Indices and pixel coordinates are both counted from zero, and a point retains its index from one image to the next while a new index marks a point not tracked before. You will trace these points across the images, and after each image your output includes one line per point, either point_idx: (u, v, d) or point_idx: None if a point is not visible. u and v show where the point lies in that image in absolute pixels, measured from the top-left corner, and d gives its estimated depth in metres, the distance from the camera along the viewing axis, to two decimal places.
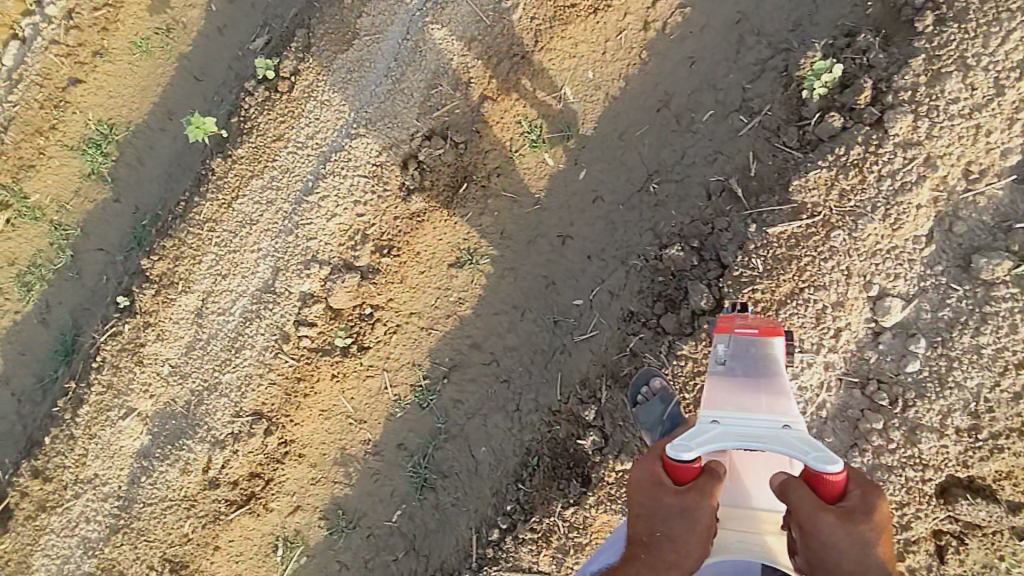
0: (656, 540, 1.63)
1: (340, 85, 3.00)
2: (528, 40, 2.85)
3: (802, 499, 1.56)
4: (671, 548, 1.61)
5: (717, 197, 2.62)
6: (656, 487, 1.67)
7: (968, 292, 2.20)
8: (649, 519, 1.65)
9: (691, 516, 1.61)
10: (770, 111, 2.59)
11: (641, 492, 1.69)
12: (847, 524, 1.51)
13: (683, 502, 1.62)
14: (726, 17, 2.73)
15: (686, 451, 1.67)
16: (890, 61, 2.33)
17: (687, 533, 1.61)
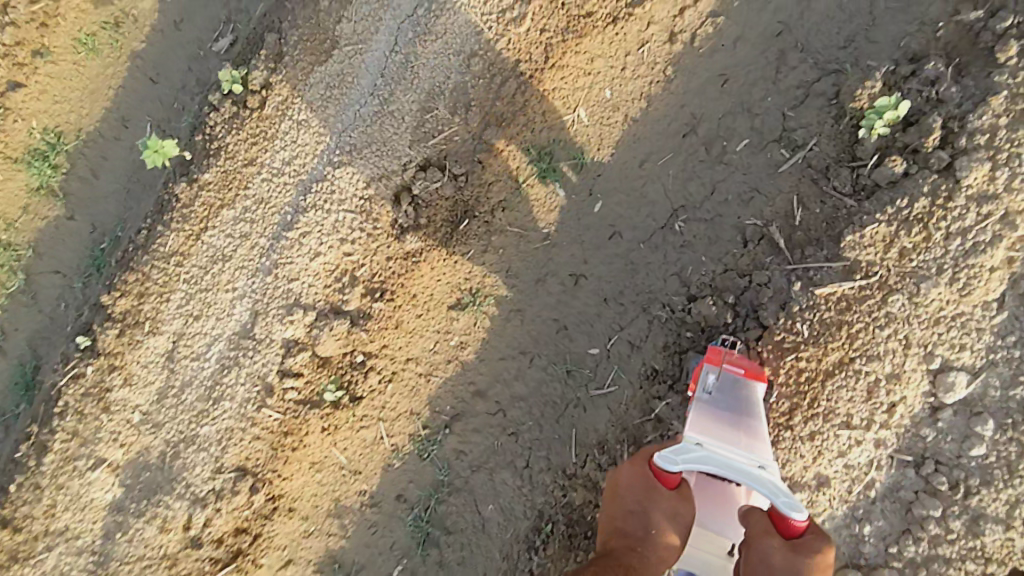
0: (647, 536, 1.81)
1: (318, 104, 2.62)
2: (537, 55, 2.49)
3: (757, 523, 1.79)
4: (659, 544, 1.80)
5: (754, 244, 2.32)
6: (652, 489, 1.85)
7: None
8: (643, 515, 1.83)
9: (678, 516, 1.82)
10: (817, 145, 2.28)
11: (637, 493, 1.87)
12: (791, 554, 1.72)
13: (677, 504, 1.83)
14: (765, 29, 2.37)
15: (673, 463, 1.81)
16: (965, 95, 2.06)
17: (673, 532, 1.81)
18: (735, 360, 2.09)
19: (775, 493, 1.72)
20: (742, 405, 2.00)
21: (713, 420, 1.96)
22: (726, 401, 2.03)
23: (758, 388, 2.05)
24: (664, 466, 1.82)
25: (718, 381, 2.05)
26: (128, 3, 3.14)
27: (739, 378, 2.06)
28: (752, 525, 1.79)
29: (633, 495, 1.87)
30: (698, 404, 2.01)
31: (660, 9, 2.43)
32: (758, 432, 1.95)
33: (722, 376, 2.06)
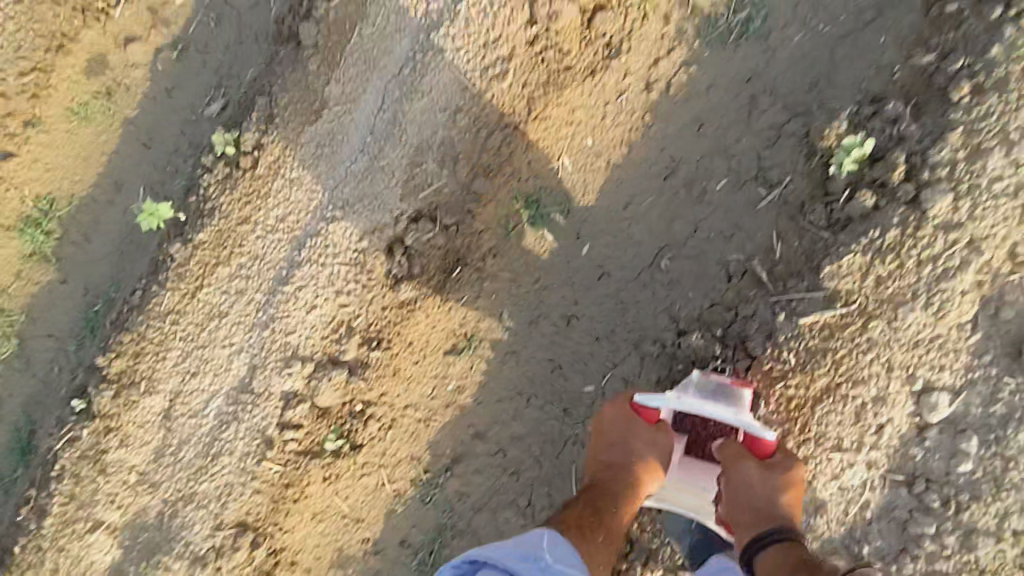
0: (628, 462, 2.13)
1: (311, 161, 2.71)
2: (521, 109, 2.62)
3: (733, 449, 2.08)
4: (639, 468, 2.12)
5: (738, 278, 2.42)
6: (630, 424, 2.18)
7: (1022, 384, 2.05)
8: (625, 446, 2.15)
9: (655, 443, 2.15)
10: (791, 182, 2.39)
11: (620, 429, 2.19)
12: (764, 471, 1.99)
13: (654, 436, 2.16)
14: (736, 74, 2.52)
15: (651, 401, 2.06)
16: (925, 132, 2.15)
17: (651, 456, 2.14)
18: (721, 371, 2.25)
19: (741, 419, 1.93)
20: (726, 391, 2.14)
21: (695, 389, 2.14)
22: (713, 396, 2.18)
23: (745, 391, 2.14)
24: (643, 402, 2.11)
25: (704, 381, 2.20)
26: (120, 71, 3.21)
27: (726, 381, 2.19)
28: (729, 451, 2.08)
29: (616, 431, 2.20)
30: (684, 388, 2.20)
31: (636, 61, 2.58)
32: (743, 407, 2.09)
33: (708, 378, 2.20)
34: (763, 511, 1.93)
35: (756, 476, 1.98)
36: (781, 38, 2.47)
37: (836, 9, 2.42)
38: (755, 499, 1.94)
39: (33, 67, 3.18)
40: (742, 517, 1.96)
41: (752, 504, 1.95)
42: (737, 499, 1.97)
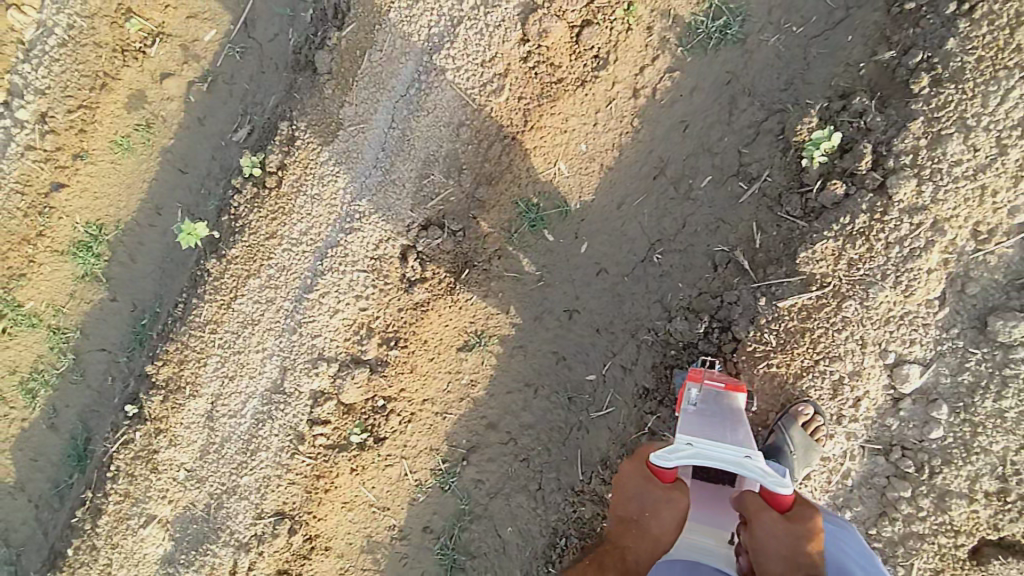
0: (639, 517, 2.11)
1: (329, 179, 2.97)
2: (517, 120, 2.83)
3: (753, 500, 1.96)
4: (650, 527, 2.10)
5: (723, 267, 2.60)
6: (646, 481, 2.12)
7: (987, 355, 2.19)
8: (639, 503, 2.12)
9: (669, 503, 2.06)
10: (769, 176, 2.56)
11: (637, 483, 2.14)
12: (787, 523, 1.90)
13: (666, 494, 2.06)
14: (717, 78, 2.71)
15: (668, 459, 1.95)
16: (889, 123, 2.31)
17: (663, 517, 2.07)
18: (714, 377, 2.31)
19: (758, 472, 1.86)
20: (726, 411, 2.18)
21: (701, 425, 2.07)
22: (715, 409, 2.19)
23: (740, 398, 2.23)
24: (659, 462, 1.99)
25: (703, 395, 2.24)
26: (157, 105, 3.53)
27: (721, 390, 2.25)
28: (749, 502, 1.97)
29: (632, 485, 2.16)
30: (688, 414, 2.16)
31: (623, 70, 2.78)
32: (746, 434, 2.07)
33: (705, 390, 2.26)
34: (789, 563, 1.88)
35: (783, 530, 1.89)
36: (757, 41, 2.65)
37: (807, 12, 2.61)
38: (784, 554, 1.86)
39: (81, 105, 3.53)
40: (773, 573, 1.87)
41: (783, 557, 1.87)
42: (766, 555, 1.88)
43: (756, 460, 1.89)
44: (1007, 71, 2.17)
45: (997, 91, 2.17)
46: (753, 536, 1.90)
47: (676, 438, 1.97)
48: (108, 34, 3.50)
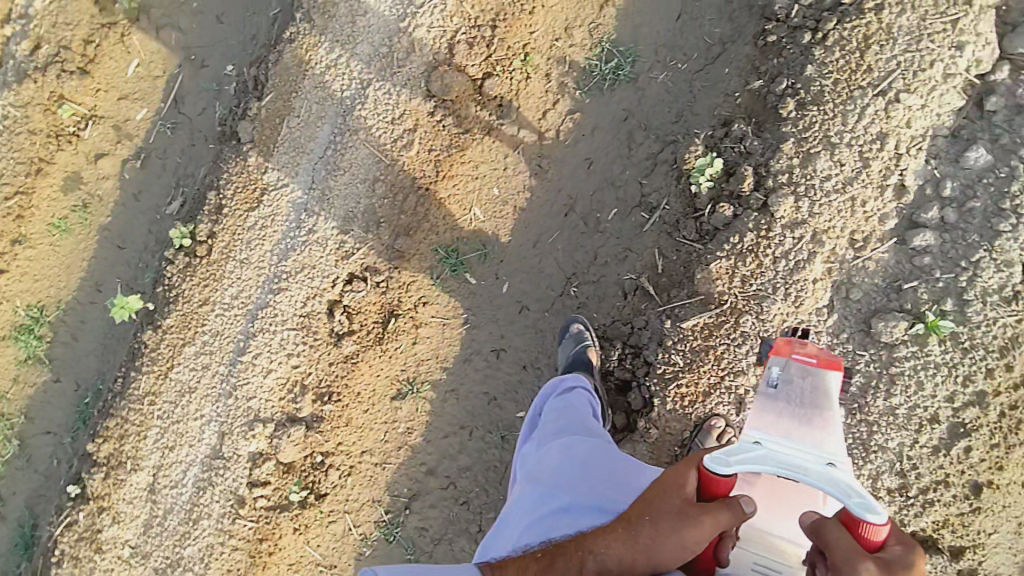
0: (638, 521, 1.64)
1: (256, 243, 3.05)
2: (428, 171, 2.96)
3: (841, 544, 1.41)
4: (643, 534, 1.60)
5: (632, 294, 2.72)
6: (673, 487, 1.64)
7: (874, 355, 2.38)
8: (650, 504, 1.66)
9: (680, 528, 1.54)
10: (668, 204, 2.73)
11: (662, 482, 1.68)
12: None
13: (683, 509, 1.57)
14: (614, 117, 2.91)
15: (723, 466, 1.54)
16: (766, 146, 2.54)
17: (666, 536, 1.55)
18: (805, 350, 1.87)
19: (842, 492, 1.45)
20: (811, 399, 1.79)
21: (772, 417, 1.71)
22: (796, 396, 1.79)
23: (835, 378, 1.80)
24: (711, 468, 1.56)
25: (785, 375, 1.82)
26: (93, 185, 3.61)
27: (811, 369, 1.82)
28: (832, 545, 1.41)
29: (657, 486, 1.70)
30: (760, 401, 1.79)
31: (526, 116, 2.95)
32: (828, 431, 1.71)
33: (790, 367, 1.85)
34: None
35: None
36: (647, 79, 2.88)
37: (689, 50, 2.86)
38: None
39: (17, 191, 3.61)
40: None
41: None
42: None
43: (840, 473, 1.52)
44: (861, 91, 2.42)
45: (854, 109, 2.41)
46: None
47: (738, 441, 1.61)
48: (42, 121, 3.61)
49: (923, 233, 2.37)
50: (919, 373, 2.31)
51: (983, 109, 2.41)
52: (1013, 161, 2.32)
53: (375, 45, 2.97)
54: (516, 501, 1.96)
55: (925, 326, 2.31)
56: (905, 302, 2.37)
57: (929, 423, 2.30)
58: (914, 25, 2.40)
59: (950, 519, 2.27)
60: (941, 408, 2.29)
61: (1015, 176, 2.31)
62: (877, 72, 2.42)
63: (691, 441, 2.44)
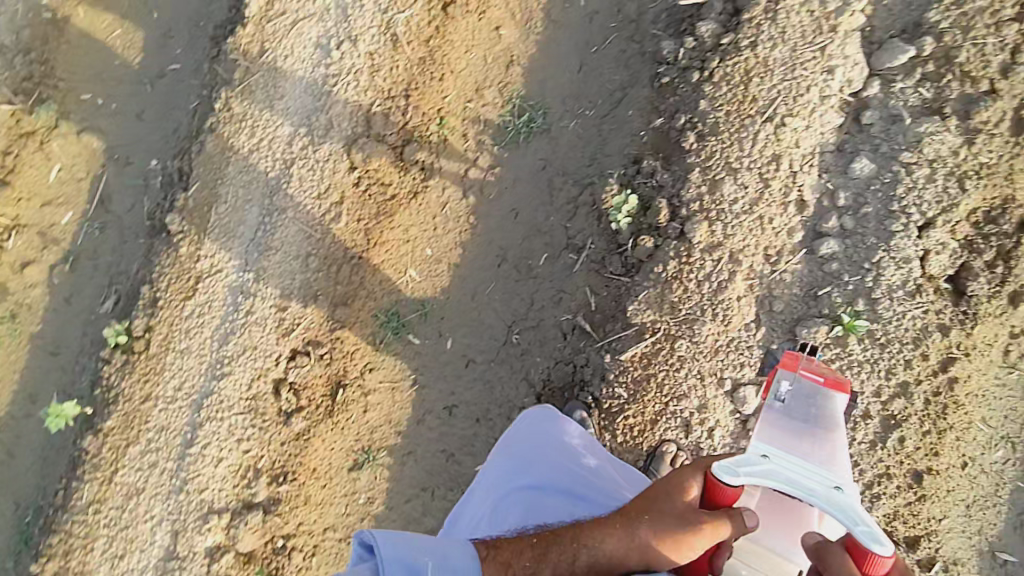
0: (642, 519, 1.85)
1: (194, 332, 3.03)
2: (360, 240, 3.02)
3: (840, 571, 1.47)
4: (644, 530, 1.83)
5: (571, 334, 2.81)
6: (676, 493, 1.79)
7: None
8: (658, 502, 1.84)
9: (677, 533, 1.71)
10: (592, 243, 2.84)
11: (669, 484, 1.83)
12: None
13: (684, 516, 1.73)
14: (533, 167, 3.05)
15: (731, 475, 1.60)
16: (675, 178, 2.70)
17: (664, 538, 1.75)
18: (813, 366, 1.86)
19: (851, 519, 1.47)
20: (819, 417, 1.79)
21: (779, 431, 1.71)
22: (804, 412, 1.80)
23: (841, 398, 1.81)
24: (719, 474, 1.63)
25: (793, 389, 1.83)
26: (21, 294, 3.50)
27: (819, 387, 1.83)
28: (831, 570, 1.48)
29: (665, 486, 1.86)
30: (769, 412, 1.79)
31: (449, 176, 3.06)
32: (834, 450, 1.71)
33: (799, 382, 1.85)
34: None
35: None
36: (559, 129, 3.05)
37: (593, 97, 3.04)
38: None
39: None
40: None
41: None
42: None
43: (849, 497, 1.53)
44: (750, 119, 2.63)
45: (748, 136, 2.61)
46: None
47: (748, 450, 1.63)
48: None
49: (828, 242, 2.54)
50: (846, 374, 2.46)
51: (861, 123, 2.61)
52: (895, 167, 2.52)
53: (294, 125, 3.05)
54: (509, 487, 2.23)
55: (844, 327, 2.47)
56: (823, 307, 2.52)
57: (862, 420, 2.47)
58: (786, 56, 2.64)
59: (900, 511, 2.45)
60: (871, 404, 2.46)
61: (898, 180, 2.50)
62: (762, 101, 2.63)
63: (645, 468, 2.54)
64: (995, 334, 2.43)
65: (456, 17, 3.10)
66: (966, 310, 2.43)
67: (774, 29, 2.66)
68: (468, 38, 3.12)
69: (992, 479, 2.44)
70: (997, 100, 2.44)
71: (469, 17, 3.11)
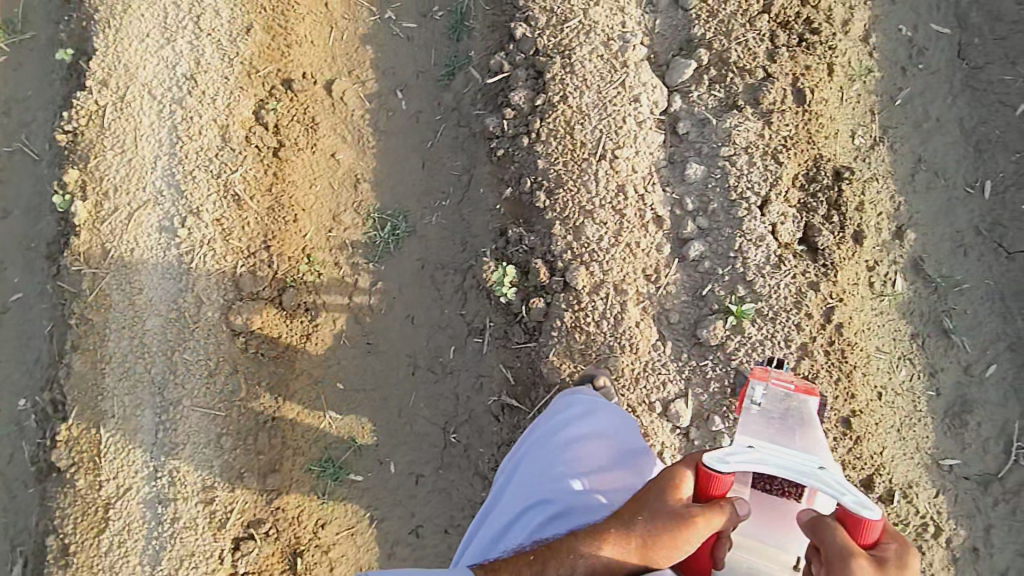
0: (636, 518, 1.80)
1: (123, 562, 2.82)
2: (269, 401, 2.94)
3: (837, 541, 1.53)
4: (639, 527, 1.79)
5: (503, 414, 2.84)
6: (669, 489, 1.77)
7: (715, 358, 2.66)
8: (649, 499, 1.82)
9: (675, 528, 1.68)
10: (491, 321, 2.93)
11: (660, 481, 1.82)
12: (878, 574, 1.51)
13: (680, 508, 1.72)
14: (412, 270, 3.12)
15: (723, 463, 1.65)
16: (541, 236, 2.84)
17: (662, 534, 1.71)
18: (784, 376, 1.98)
19: (843, 490, 1.54)
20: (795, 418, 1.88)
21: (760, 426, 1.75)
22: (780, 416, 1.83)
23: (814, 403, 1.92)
24: (714, 465, 1.65)
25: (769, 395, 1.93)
26: None
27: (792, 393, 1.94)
28: (828, 541, 1.53)
29: (658, 481, 1.84)
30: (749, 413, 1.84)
31: (336, 306, 3.07)
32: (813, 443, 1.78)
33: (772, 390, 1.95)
34: None
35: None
36: (423, 226, 3.15)
37: (444, 187, 3.17)
38: None
39: None
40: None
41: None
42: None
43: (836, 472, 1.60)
44: (586, 163, 2.83)
45: (590, 178, 2.81)
46: None
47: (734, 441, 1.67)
48: None
49: (694, 245, 2.74)
50: (753, 356, 2.62)
51: (679, 133, 2.87)
52: (721, 163, 2.77)
53: (163, 313, 2.95)
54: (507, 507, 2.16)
55: (735, 316, 2.64)
56: (712, 304, 2.69)
57: None
58: (595, 100, 2.87)
59: (846, 460, 2.67)
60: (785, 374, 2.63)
61: (728, 174, 2.75)
62: (590, 143, 2.84)
63: None
64: (856, 273, 2.76)
65: (291, 157, 3.16)
66: (825, 262, 2.71)
67: (576, 79, 2.90)
68: (309, 173, 3.17)
69: (908, 398, 2.75)
70: (776, 82, 2.80)
71: (303, 153, 3.18)
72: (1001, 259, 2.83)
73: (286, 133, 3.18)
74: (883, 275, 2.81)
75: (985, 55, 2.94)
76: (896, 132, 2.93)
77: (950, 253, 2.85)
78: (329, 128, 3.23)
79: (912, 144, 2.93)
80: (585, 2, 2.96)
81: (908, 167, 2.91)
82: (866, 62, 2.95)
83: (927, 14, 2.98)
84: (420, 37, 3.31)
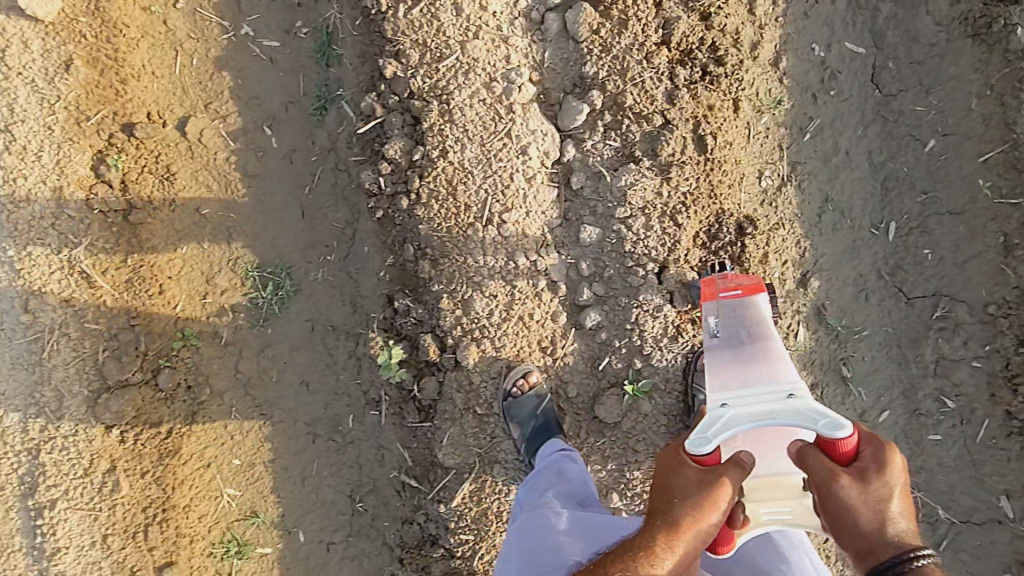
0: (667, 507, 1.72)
1: None
2: (157, 491, 2.82)
3: (821, 469, 1.64)
4: (679, 515, 1.70)
5: (404, 491, 2.86)
6: (676, 468, 1.75)
7: (612, 436, 2.63)
8: (661, 489, 1.76)
9: (712, 488, 1.68)
10: (387, 394, 2.82)
11: (662, 468, 1.78)
12: (863, 486, 1.62)
13: (703, 475, 1.71)
14: (302, 333, 2.90)
15: (704, 444, 1.71)
16: (429, 310, 2.68)
17: (704, 505, 1.68)
18: (728, 285, 2.21)
19: (814, 417, 1.65)
20: (749, 323, 2.12)
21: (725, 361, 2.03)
22: (735, 334, 2.10)
23: (760, 299, 2.16)
24: (698, 452, 1.72)
25: (721, 313, 2.17)
26: None
27: (739, 298, 2.17)
28: (813, 471, 1.65)
29: (659, 472, 1.79)
30: (711, 351, 2.09)
31: (218, 379, 2.85)
32: (770, 351, 2.01)
33: (722, 306, 2.18)
34: (869, 531, 1.63)
35: (854, 494, 1.62)
36: (310, 283, 2.89)
37: (327, 240, 2.88)
38: (863, 525, 1.62)
39: None
40: (846, 550, 1.66)
41: (860, 531, 1.62)
42: (842, 530, 1.63)
43: (804, 399, 1.72)
44: (473, 228, 2.58)
45: (478, 246, 2.58)
46: (824, 511, 1.65)
47: (706, 408, 1.79)
48: None
49: (591, 315, 2.60)
50: (648, 433, 2.60)
51: (573, 188, 2.62)
52: (616, 227, 2.56)
53: (21, 409, 2.78)
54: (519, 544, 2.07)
55: (630, 394, 2.58)
56: (609, 377, 2.62)
57: None
58: (479, 154, 2.57)
59: None
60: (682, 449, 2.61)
61: (623, 239, 2.55)
62: (475, 206, 2.58)
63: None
64: None
65: (146, 219, 2.80)
66: None
67: (457, 129, 2.56)
68: (170, 232, 2.83)
69: None
70: (675, 130, 2.51)
71: (160, 212, 2.81)
72: (900, 304, 2.70)
73: (136, 189, 2.79)
74: (786, 326, 2.67)
75: (898, 81, 2.65)
76: (805, 168, 2.66)
77: (852, 298, 2.70)
78: (188, 176, 2.82)
79: (820, 181, 2.67)
80: (462, 32, 2.55)
81: (814, 207, 2.67)
82: (775, 91, 2.62)
83: (840, 31, 2.64)
84: (284, 59, 2.84)
